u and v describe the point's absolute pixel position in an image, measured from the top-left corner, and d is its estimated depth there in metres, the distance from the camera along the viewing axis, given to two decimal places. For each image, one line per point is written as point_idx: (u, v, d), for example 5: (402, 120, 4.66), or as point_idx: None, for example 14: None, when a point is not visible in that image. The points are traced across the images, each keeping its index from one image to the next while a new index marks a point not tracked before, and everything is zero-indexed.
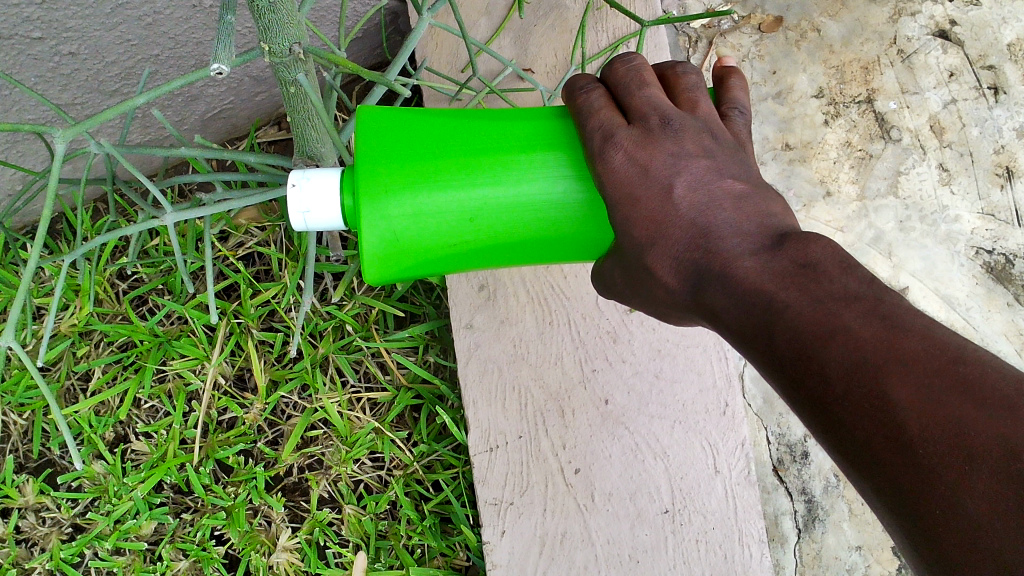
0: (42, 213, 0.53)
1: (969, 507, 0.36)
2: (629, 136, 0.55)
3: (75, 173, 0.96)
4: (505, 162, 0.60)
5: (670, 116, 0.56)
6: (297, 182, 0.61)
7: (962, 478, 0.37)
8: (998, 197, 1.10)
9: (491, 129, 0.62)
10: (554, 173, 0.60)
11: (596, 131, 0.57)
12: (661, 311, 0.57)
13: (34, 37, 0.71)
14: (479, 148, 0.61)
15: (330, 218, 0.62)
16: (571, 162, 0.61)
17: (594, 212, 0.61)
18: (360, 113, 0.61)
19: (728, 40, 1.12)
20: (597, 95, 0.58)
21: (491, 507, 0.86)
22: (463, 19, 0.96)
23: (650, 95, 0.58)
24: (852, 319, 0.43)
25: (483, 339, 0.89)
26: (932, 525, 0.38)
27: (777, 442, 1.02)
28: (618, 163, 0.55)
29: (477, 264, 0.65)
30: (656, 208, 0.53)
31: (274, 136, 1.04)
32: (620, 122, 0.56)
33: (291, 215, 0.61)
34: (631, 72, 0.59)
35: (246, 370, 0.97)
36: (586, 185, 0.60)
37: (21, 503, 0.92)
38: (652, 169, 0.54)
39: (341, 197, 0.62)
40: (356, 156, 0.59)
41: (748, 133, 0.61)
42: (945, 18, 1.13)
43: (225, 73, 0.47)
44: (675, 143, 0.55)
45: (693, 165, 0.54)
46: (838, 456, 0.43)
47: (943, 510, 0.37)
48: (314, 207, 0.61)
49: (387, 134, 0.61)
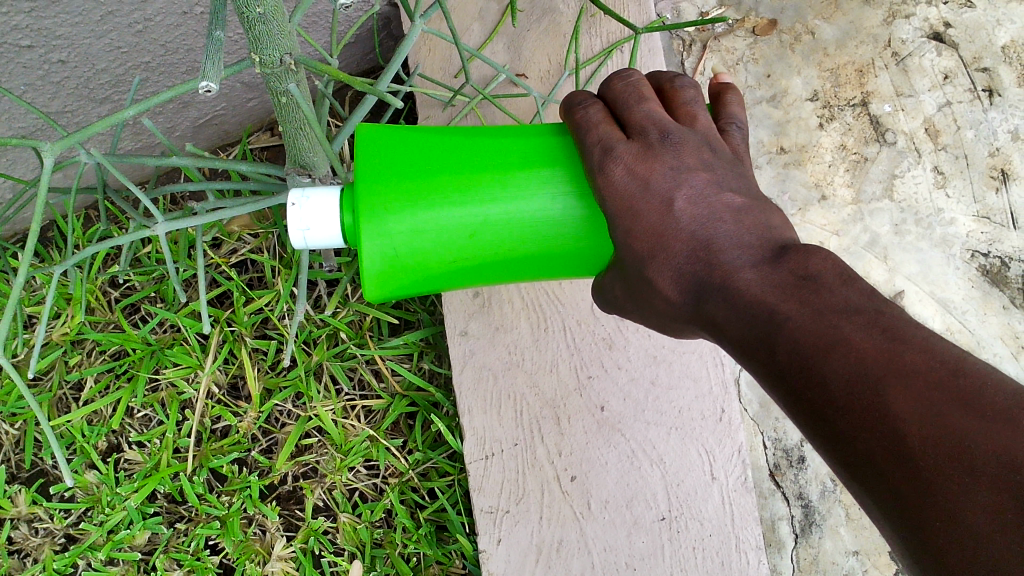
0: (31, 226, 0.53)
1: (971, 520, 0.36)
2: (629, 150, 0.55)
3: (66, 180, 0.95)
4: (503, 177, 0.60)
5: (669, 130, 0.56)
6: (296, 202, 0.61)
7: (963, 490, 0.36)
8: (993, 199, 1.10)
9: (490, 144, 0.61)
10: (554, 190, 0.60)
11: (595, 145, 0.56)
12: (661, 323, 0.57)
13: (23, 46, 0.71)
14: (478, 162, 0.60)
15: (331, 235, 0.61)
16: (570, 178, 0.60)
17: (594, 228, 0.60)
18: (361, 129, 0.61)
19: (722, 43, 1.11)
20: (596, 110, 0.58)
21: (488, 515, 0.86)
22: (456, 25, 0.96)
23: (648, 109, 0.57)
24: (853, 331, 0.43)
25: (478, 346, 0.89)
26: (933, 538, 0.37)
27: (773, 447, 1.02)
28: (618, 177, 0.54)
29: (475, 277, 0.64)
30: (657, 221, 0.53)
31: (266, 142, 1.03)
32: (619, 136, 0.56)
33: (291, 233, 0.60)
34: (629, 87, 0.59)
35: (240, 378, 0.96)
36: (585, 201, 0.60)
37: (13, 514, 0.91)
38: (653, 182, 0.54)
39: (340, 215, 0.62)
40: (357, 170, 0.59)
41: (746, 147, 0.61)
42: (940, 20, 1.13)
43: (214, 90, 0.47)
44: (675, 157, 0.55)
45: (693, 179, 0.54)
46: (840, 471, 0.42)
47: (942, 521, 0.37)
48: (315, 224, 0.60)
49: (386, 146, 0.61)
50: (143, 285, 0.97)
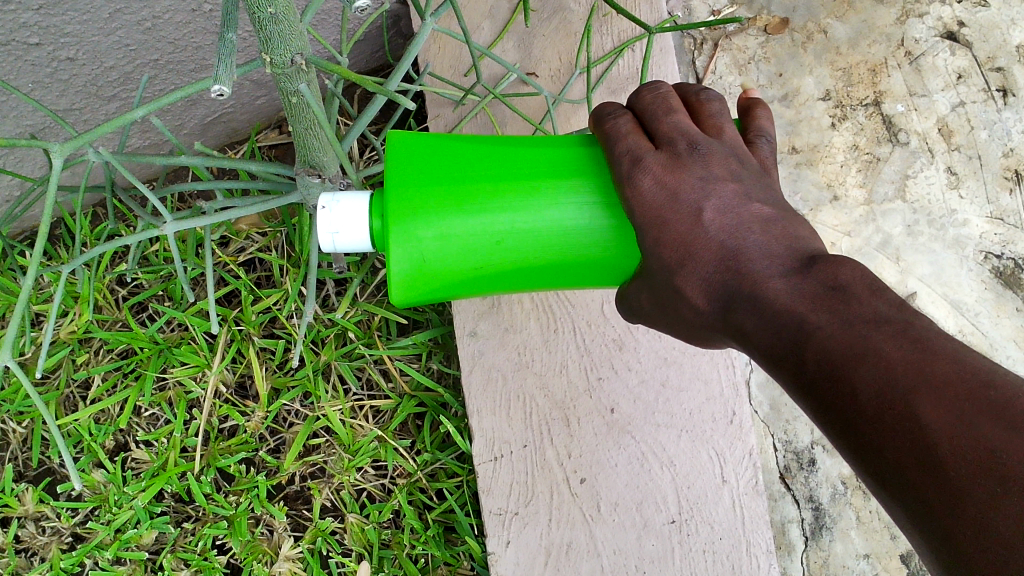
0: (41, 224, 0.52)
1: (1004, 532, 0.35)
2: (657, 160, 0.55)
3: (74, 178, 0.95)
4: (529, 186, 0.59)
5: (697, 141, 0.55)
6: (327, 205, 0.61)
7: (994, 501, 0.35)
8: (1007, 201, 1.09)
9: (516, 152, 0.61)
10: (581, 199, 0.59)
11: (624, 155, 0.56)
12: (689, 334, 0.56)
13: (31, 43, 0.70)
14: (504, 171, 0.60)
15: (360, 240, 0.61)
16: (598, 188, 0.59)
17: (622, 239, 0.59)
18: (391, 135, 0.61)
19: (733, 42, 1.10)
20: (625, 120, 0.58)
21: (496, 517, 0.85)
22: (467, 23, 0.95)
23: (677, 120, 0.57)
24: (884, 341, 0.42)
25: (488, 346, 0.88)
26: (965, 549, 0.36)
27: (784, 449, 1.01)
28: (646, 187, 0.54)
29: (499, 287, 0.63)
30: (686, 231, 0.53)
31: (275, 139, 1.02)
32: (647, 147, 0.56)
33: (320, 237, 0.61)
34: (657, 98, 0.58)
35: (248, 377, 0.96)
36: (612, 212, 0.59)
37: (21, 512, 0.91)
38: (681, 193, 0.53)
39: (369, 220, 0.61)
40: (385, 178, 0.59)
41: (774, 160, 0.60)
42: (953, 20, 1.12)
43: (225, 94, 0.46)
44: (703, 168, 0.54)
45: (722, 190, 0.53)
46: (870, 481, 0.42)
47: (974, 531, 0.36)
48: (344, 229, 0.60)
49: (412, 152, 0.60)
50: (151, 284, 0.97)
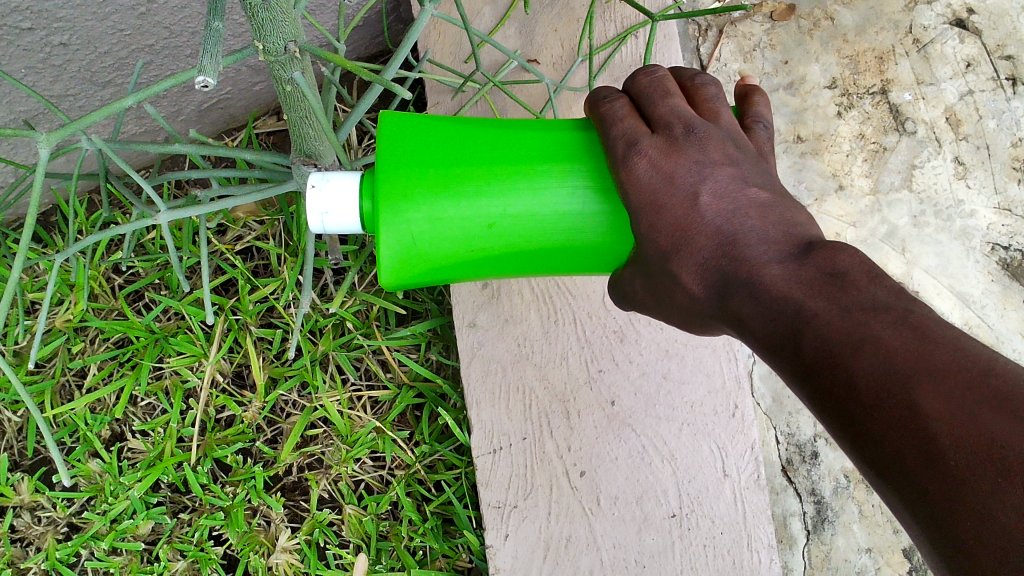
0: (29, 211, 0.51)
1: (1004, 522, 0.34)
2: (653, 144, 0.53)
3: (68, 165, 0.94)
4: (523, 170, 0.58)
5: (694, 125, 0.54)
6: (317, 184, 0.59)
7: (995, 491, 0.35)
8: (1015, 191, 1.08)
9: (511, 136, 0.60)
10: (575, 185, 0.58)
11: (619, 139, 0.54)
12: (684, 321, 0.55)
13: (23, 27, 0.69)
14: (497, 154, 0.59)
15: (350, 221, 0.60)
16: (593, 173, 0.58)
17: (616, 225, 0.58)
18: (384, 117, 0.59)
19: (739, 28, 1.08)
20: (621, 103, 0.56)
21: (495, 510, 0.84)
22: (466, 9, 0.93)
23: (673, 104, 0.56)
24: (882, 328, 0.41)
25: (487, 337, 0.87)
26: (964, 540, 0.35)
27: (786, 442, 1.00)
28: (642, 171, 0.53)
29: (490, 272, 0.62)
30: (682, 215, 0.51)
31: (273, 126, 1.01)
32: (643, 130, 0.54)
33: (309, 216, 0.59)
34: (654, 83, 0.57)
35: (245, 367, 0.95)
36: (607, 198, 0.58)
37: (16, 502, 0.90)
38: (677, 177, 0.52)
39: (359, 201, 0.60)
40: (378, 160, 0.58)
41: (772, 146, 0.59)
42: (962, 7, 1.10)
43: (209, 84, 0.45)
44: (699, 152, 0.53)
45: (718, 174, 0.52)
46: (867, 469, 0.40)
47: (975, 521, 0.35)
48: (333, 209, 0.59)
49: (403, 134, 0.59)
50: (148, 272, 0.96)
